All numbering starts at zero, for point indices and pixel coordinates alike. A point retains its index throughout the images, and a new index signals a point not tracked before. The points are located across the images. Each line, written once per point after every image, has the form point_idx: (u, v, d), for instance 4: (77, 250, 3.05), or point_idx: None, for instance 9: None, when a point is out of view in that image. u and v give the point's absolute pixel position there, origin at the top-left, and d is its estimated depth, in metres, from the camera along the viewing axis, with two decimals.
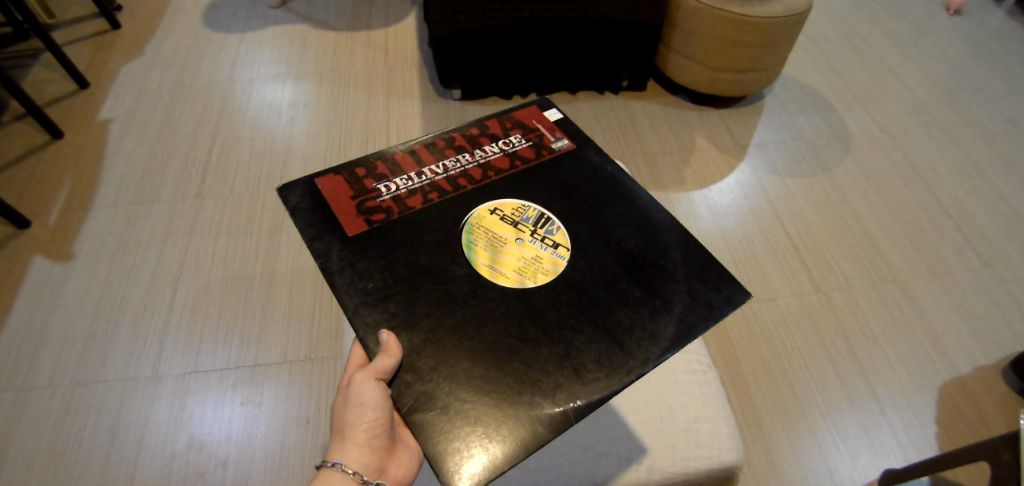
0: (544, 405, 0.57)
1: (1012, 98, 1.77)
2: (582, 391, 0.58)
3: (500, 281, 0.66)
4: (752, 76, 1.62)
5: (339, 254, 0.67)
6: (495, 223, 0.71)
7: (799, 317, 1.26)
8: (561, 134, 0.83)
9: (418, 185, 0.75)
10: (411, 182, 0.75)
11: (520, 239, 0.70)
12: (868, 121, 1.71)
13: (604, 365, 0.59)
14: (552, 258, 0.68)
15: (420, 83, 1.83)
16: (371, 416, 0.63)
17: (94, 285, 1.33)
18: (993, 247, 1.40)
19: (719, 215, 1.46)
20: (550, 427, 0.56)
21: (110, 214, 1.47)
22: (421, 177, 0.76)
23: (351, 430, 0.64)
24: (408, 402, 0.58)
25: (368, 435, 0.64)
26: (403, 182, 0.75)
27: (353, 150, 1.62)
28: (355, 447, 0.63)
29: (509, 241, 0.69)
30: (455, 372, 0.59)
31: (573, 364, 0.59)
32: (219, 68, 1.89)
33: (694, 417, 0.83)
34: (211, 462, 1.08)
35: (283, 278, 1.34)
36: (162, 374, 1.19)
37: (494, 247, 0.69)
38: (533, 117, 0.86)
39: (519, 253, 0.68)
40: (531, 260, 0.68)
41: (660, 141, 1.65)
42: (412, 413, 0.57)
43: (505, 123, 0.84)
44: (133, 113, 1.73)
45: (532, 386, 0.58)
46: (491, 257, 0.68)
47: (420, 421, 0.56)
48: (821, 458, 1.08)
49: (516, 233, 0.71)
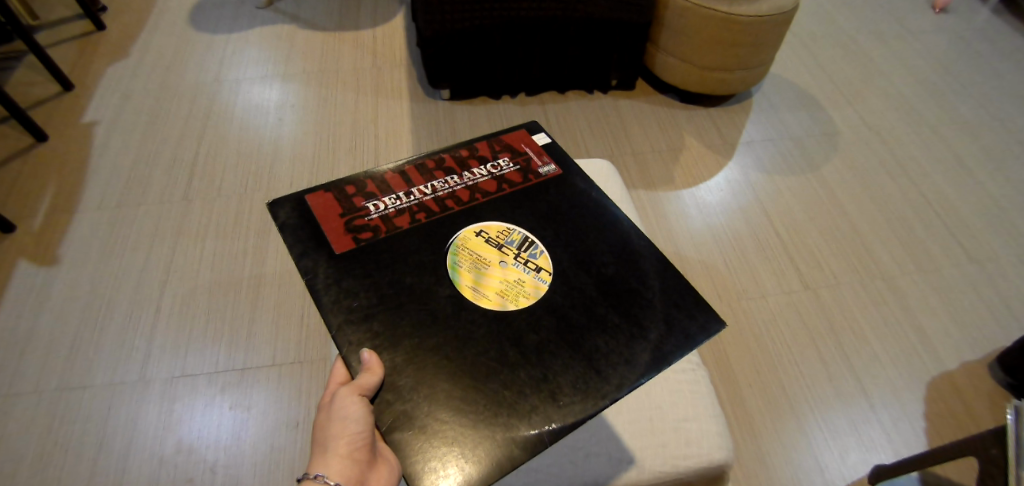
0: (520, 427, 0.56)
1: (997, 95, 1.79)
2: (558, 414, 0.57)
3: (480, 302, 0.65)
4: (740, 75, 1.62)
5: (325, 269, 0.67)
6: (479, 246, 0.71)
7: (788, 314, 1.27)
8: (548, 158, 0.83)
9: (408, 206, 0.75)
10: (399, 202, 0.75)
11: (504, 262, 0.70)
12: (855, 119, 1.72)
13: (581, 388, 0.59)
14: (534, 282, 0.68)
15: (408, 83, 1.82)
16: (354, 429, 0.59)
17: (78, 290, 1.31)
18: (979, 243, 1.41)
19: (708, 213, 1.46)
20: (524, 449, 0.55)
21: (95, 217, 1.45)
22: (410, 197, 0.76)
23: (334, 442, 0.60)
24: (387, 420, 0.57)
25: (350, 447, 0.59)
26: (392, 201, 0.75)
27: (342, 151, 1.61)
28: (338, 459, 0.59)
29: (491, 259, 0.70)
30: (433, 390, 0.59)
31: (550, 387, 0.59)
32: (206, 68, 1.87)
33: (683, 415, 0.81)
34: (199, 466, 1.07)
35: (271, 282, 1.33)
36: (149, 378, 1.18)
37: (477, 269, 0.69)
38: (521, 141, 0.86)
39: (503, 276, 0.68)
40: (514, 283, 0.67)
41: (650, 139, 1.66)
42: (391, 430, 0.57)
43: (494, 146, 0.85)
44: (118, 115, 1.71)
45: (510, 411, 0.57)
46: (475, 278, 0.67)
47: (398, 440, 0.56)
48: (810, 454, 1.08)
49: (500, 256, 0.70)
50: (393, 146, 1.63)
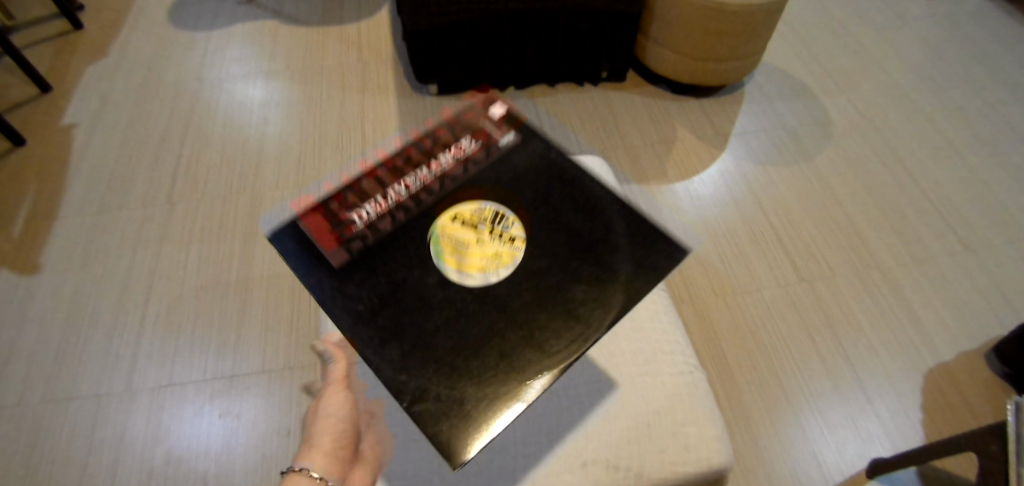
0: (538, 362, 0.56)
1: (988, 81, 1.79)
2: (576, 340, 0.57)
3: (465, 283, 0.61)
4: (733, 65, 1.61)
5: (329, 283, 0.61)
6: (457, 226, 0.63)
7: (784, 306, 1.26)
8: (499, 99, 0.75)
9: (393, 200, 0.65)
10: (383, 202, 0.65)
11: (477, 237, 0.63)
12: (847, 108, 1.71)
13: (594, 306, 0.59)
14: (511, 249, 0.62)
15: (395, 79, 1.79)
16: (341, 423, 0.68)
17: (62, 300, 1.28)
18: (973, 232, 1.40)
19: (702, 205, 1.45)
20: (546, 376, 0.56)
21: (77, 224, 1.42)
22: (391, 197, 0.65)
23: (319, 438, 0.66)
24: (403, 396, 0.55)
25: (335, 442, 0.67)
26: (374, 205, 0.65)
27: (328, 150, 1.58)
28: (321, 453, 0.64)
29: (474, 240, 0.63)
30: (427, 354, 0.57)
31: (562, 312, 0.59)
32: (188, 67, 1.83)
33: (681, 419, 0.78)
34: (190, 477, 1.05)
35: (259, 286, 1.30)
36: (136, 388, 1.15)
37: (453, 251, 0.62)
38: (480, 107, 0.75)
39: (480, 252, 0.62)
40: (492, 256, 0.62)
41: (641, 132, 1.64)
42: (413, 404, 0.55)
43: (453, 120, 0.73)
44: (98, 117, 1.67)
45: (526, 349, 0.57)
46: (454, 262, 0.62)
47: (420, 410, 0.55)
48: (807, 447, 1.08)
49: (471, 230, 0.64)
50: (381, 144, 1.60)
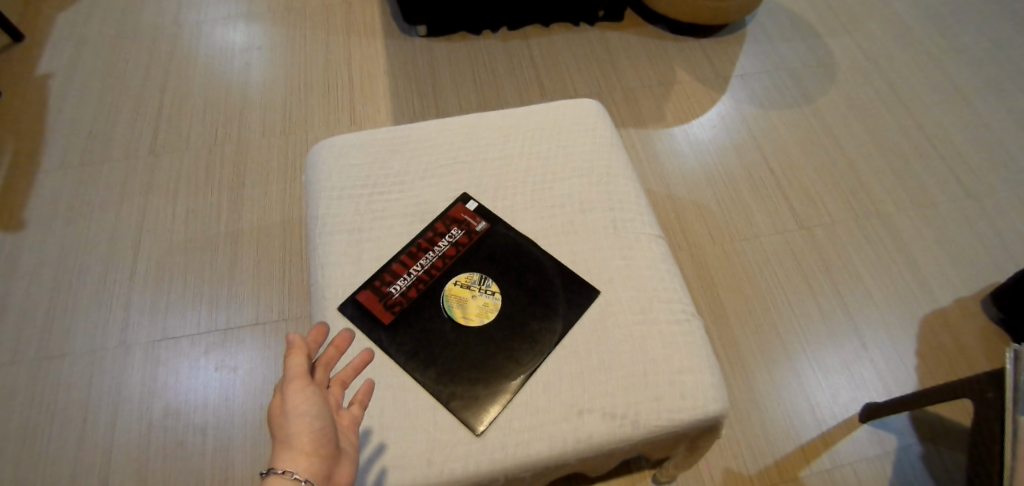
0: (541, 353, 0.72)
1: (1002, 19, 1.71)
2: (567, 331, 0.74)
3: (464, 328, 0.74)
4: (735, 3, 1.50)
5: (384, 340, 0.73)
6: (455, 292, 0.77)
7: (782, 254, 1.25)
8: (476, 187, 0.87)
9: (417, 276, 0.78)
10: (412, 276, 0.78)
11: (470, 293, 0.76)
12: (854, 48, 1.64)
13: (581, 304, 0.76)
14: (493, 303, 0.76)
15: (382, 19, 1.69)
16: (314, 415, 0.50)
17: (49, 256, 1.25)
18: (976, 177, 1.37)
19: (701, 151, 1.41)
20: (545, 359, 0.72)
21: (58, 177, 1.37)
22: (416, 270, 0.79)
23: (293, 437, 0.48)
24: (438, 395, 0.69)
25: (315, 440, 0.49)
26: (405, 279, 0.78)
27: (314, 97, 1.51)
28: (303, 456, 0.47)
29: (469, 297, 0.76)
30: (439, 367, 0.71)
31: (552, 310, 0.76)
32: (163, 10, 1.73)
33: (678, 367, 0.73)
34: (189, 429, 1.05)
35: (248, 240, 1.27)
36: (130, 343, 1.14)
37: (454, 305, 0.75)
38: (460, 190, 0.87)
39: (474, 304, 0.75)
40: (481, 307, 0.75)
41: (640, 75, 1.57)
42: (450, 399, 0.68)
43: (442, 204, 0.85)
44: (72, 65, 1.59)
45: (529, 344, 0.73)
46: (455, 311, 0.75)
47: (456, 403, 0.68)
48: (802, 392, 1.09)
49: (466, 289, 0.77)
50: (369, 90, 1.53)
